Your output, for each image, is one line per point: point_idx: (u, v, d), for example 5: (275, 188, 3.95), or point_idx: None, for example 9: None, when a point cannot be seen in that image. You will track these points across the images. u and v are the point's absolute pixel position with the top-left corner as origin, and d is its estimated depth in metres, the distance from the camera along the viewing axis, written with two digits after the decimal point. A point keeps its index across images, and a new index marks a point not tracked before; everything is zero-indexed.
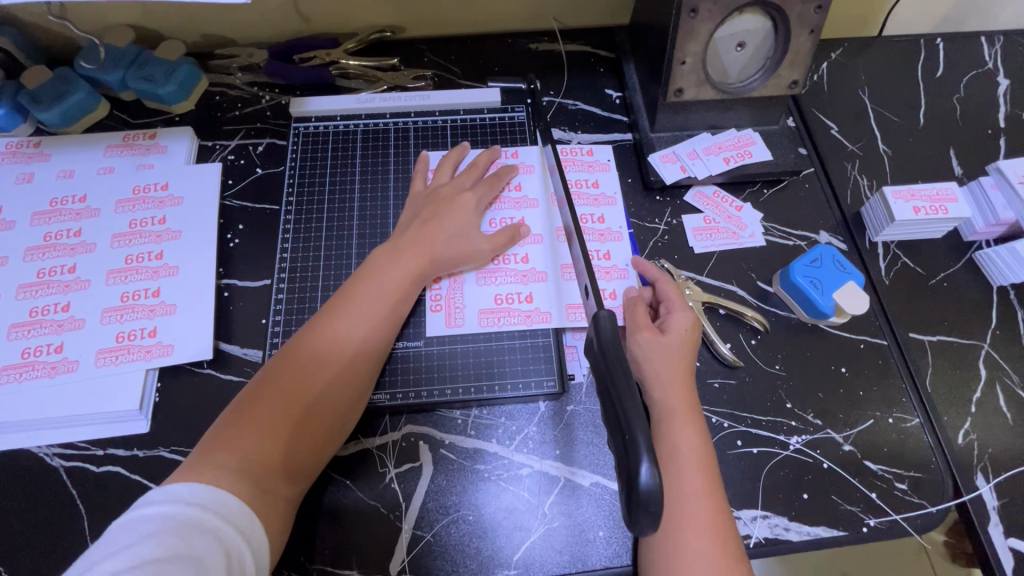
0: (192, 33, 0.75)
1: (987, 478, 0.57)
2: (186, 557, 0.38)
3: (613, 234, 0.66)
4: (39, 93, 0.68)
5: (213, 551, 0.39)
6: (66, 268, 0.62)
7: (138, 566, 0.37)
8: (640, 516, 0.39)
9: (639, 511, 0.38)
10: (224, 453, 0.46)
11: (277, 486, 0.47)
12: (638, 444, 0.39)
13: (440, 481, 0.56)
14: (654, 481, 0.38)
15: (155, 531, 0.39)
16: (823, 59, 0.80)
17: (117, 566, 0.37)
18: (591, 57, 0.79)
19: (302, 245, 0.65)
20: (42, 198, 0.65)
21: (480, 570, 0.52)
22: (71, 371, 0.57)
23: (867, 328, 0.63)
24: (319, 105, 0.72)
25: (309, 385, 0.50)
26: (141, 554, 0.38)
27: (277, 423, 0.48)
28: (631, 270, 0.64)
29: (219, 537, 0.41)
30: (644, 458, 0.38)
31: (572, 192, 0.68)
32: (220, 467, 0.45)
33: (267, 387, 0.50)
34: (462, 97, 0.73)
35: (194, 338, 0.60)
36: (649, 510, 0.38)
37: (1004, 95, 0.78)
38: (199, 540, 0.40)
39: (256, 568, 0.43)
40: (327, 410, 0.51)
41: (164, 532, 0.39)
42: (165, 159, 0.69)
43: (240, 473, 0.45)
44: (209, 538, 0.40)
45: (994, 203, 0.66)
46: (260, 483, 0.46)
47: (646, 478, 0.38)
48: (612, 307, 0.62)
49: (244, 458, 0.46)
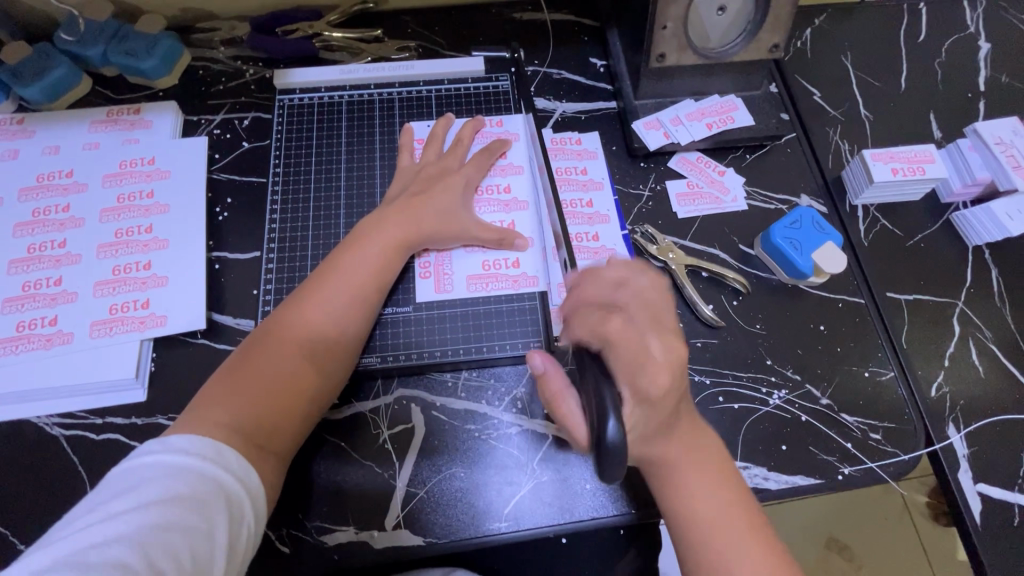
0: (172, 7, 0.74)
1: (958, 426, 0.60)
2: (189, 501, 0.41)
3: (595, 184, 0.69)
4: (20, 69, 0.68)
5: (214, 499, 0.42)
6: (56, 243, 0.63)
7: (144, 508, 0.39)
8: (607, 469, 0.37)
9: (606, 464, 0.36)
10: (216, 409, 0.47)
11: (269, 441, 0.49)
12: (605, 401, 0.37)
13: (433, 441, 0.58)
14: (621, 436, 0.36)
15: (155, 477, 0.41)
16: (806, 25, 0.80)
17: (119, 507, 0.39)
18: (575, 27, 0.79)
19: (291, 216, 0.66)
20: (29, 174, 0.66)
21: (471, 524, 0.54)
22: (66, 343, 0.58)
23: (846, 287, 0.65)
24: (303, 76, 0.72)
25: (295, 350, 0.52)
26: (146, 496, 0.40)
27: (264, 384, 0.50)
28: (613, 217, 0.67)
29: (221, 485, 0.43)
30: (611, 414, 0.37)
31: (553, 147, 0.70)
32: (213, 421, 0.46)
33: (257, 349, 0.52)
34: (446, 66, 0.73)
35: (187, 310, 0.61)
36: (620, 463, 0.36)
37: (985, 59, 0.79)
38: (202, 487, 0.42)
39: (256, 515, 0.45)
40: (311, 376, 0.52)
41: (165, 477, 0.41)
42: (151, 134, 0.69)
43: (233, 427, 0.47)
44: (210, 487, 0.42)
45: (971, 165, 0.68)
46: (253, 438, 0.48)
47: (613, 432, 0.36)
48: (596, 247, 0.65)
49: (236, 414, 0.48)
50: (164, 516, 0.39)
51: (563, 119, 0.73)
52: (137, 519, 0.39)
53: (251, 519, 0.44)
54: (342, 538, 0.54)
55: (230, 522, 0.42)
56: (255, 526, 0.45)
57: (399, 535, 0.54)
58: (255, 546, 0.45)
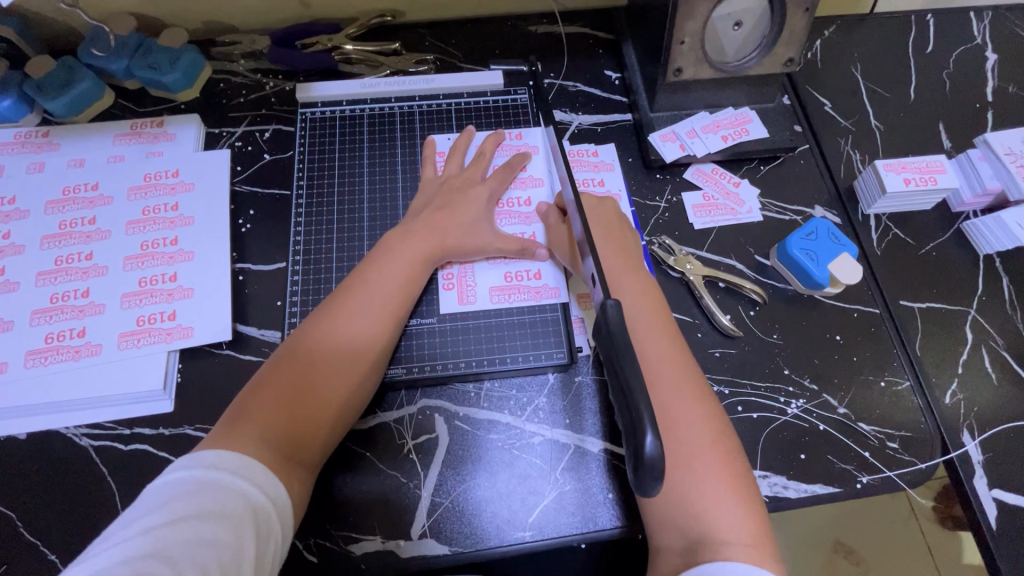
0: (193, 20, 0.75)
1: (973, 435, 0.61)
2: (218, 516, 0.41)
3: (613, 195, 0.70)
4: (45, 82, 0.69)
5: (243, 513, 0.42)
6: (83, 255, 0.63)
7: (174, 523, 0.40)
8: (644, 482, 0.38)
9: (643, 478, 0.37)
10: (249, 423, 0.48)
11: (299, 455, 0.50)
12: (641, 415, 0.38)
13: (458, 451, 0.58)
14: (659, 451, 0.37)
15: (187, 492, 0.42)
16: (816, 37, 0.82)
17: (152, 522, 0.40)
18: (589, 39, 0.80)
19: (315, 228, 0.67)
20: (55, 187, 0.67)
21: (496, 532, 0.55)
22: (94, 354, 0.59)
23: (860, 297, 0.66)
24: (325, 90, 0.73)
25: (326, 366, 0.53)
26: (178, 512, 0.40)
27: (295, 396, 0.51)
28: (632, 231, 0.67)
29: (248, 500, 0.44)
30: (648, 429, 0.37)
31: (572, 159, 0.71)
32: (246, 436, 0.47)
33: (287, 362, 0.52)
34: (466, 79, 0.74)
35: (213, 321, 0.62)
36: (658, 477, 0.37)
37: (993, 69, 0.80)
38: (232, 502, 0.42)
39: (281, 531, 0.45)
40: (340, 390, 0.53)
41: (195, 493, 0.42)
42: (174, 146, 0.70)
43: (265, 442, 0.48)
44: (238, 501, 0.43)
45: (982, 175, 0.69)
46: (283, 453, 0.48)
47: (650, 448, 0.37)
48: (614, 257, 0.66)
49: (268, 428, 0.49)
50: (196, 530, 0.40)
51: (579, 131, 0.74)
52: (170, 533, 0.39)
53: (278, 533, 0.45)
54: (369, 548, 0.55)
55: (259, 538, 0.42)
56: (281, 543, 0.45)
57: (425, 544, 0.55)
58: (281, 563, 0.45)
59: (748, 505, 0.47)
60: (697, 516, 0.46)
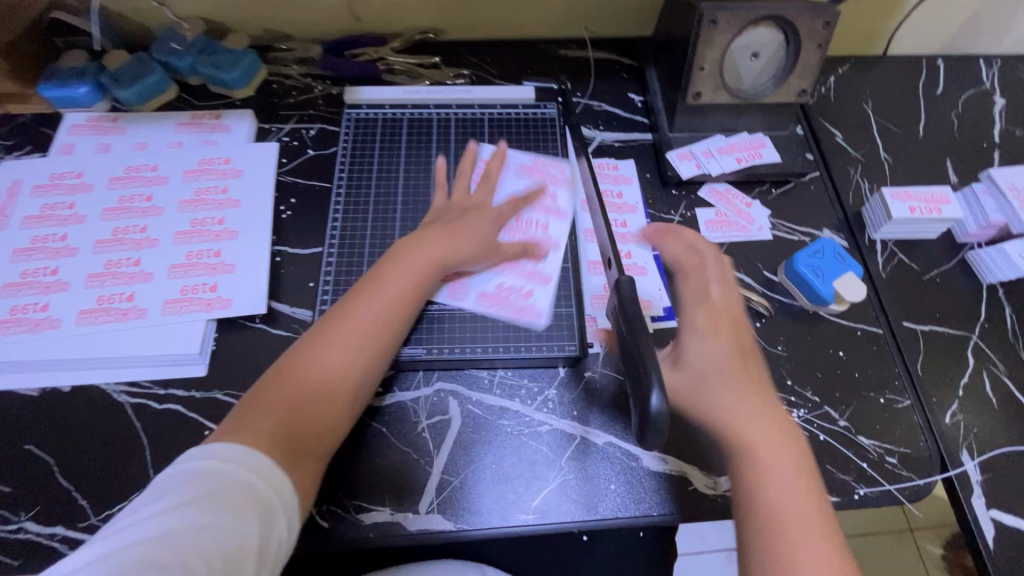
0: (255, 27, 0.83)
1: (972, 455, 0.62)
2: (219, 504, 0.42)
3: (629, 207, 0.74)
4: (119, 74, 0.76)
5: (247, 508, 0.43)
6: (138, 228, 0.69)
7: (178, 509, 0.41)
8: (649, 433, 0.48)
9: (648, 429, 0.48)
10: (260, 417, 0.49)
11: (308, 450, 0.50)
12: (649, 377, 0.48)
13: (468, 434, 0.61)
14: (663, 406, 0.47)
15: (191, 481, 0.43)
16: (830, 74, 0.87)
17: (157, 508, 0.42)
18: (616, 65, 0.86)
19: (352, 217, 0.71)
20: (119, 165, 0.73)
21: (500, 515, 0.57)
22: (139, 317, 0.64)
23: (865, 316, 0.69)
24: (370, 94, 0.79)
25: (336, 365, 0.54)
26: (182, 498, 0.42)
27: (302, 396, 0.52)
28: (644, 238, 0.72)
29: (252, 490, 0.44)
30: (654, 387, 0.48)
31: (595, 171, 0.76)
32: (254, 431, 0.48)
33: (295, 363, 0.53)
34: (499, 92, 0.80)
35: (250, 294, 0.66)
36: (658, 428, 0.47)
37: (1000, 112, 0.84)
38: (235, 491, 0.44)
39: (287, 524, 0.46)
40: (350, 388, 0.54)
41: (199, 481, 0.43)
42: (228, 137, 0.76)
43: (273, 438, 0.48)
44: (242, 493, 0.44)
45: (985, 209, 0.72)
46: (293, 449, 0.49)
47: (656, 403, 0.47)
48: (628, 265, 0.69)
49: (275, 423, 0.49)
50: (196, 517, 0.41)
51: (602, 146, 0.79)
52: (171, 520, 0.41)
53: (281, 530, 0.45)
54: (378, 518, 0.57)
55: (261, 528, 0.43)
56: (287, 534, 0.46)
57: (431, 519, 0.57)
58: (289, 555, 0.46)
59: (830, 529, 0.47)
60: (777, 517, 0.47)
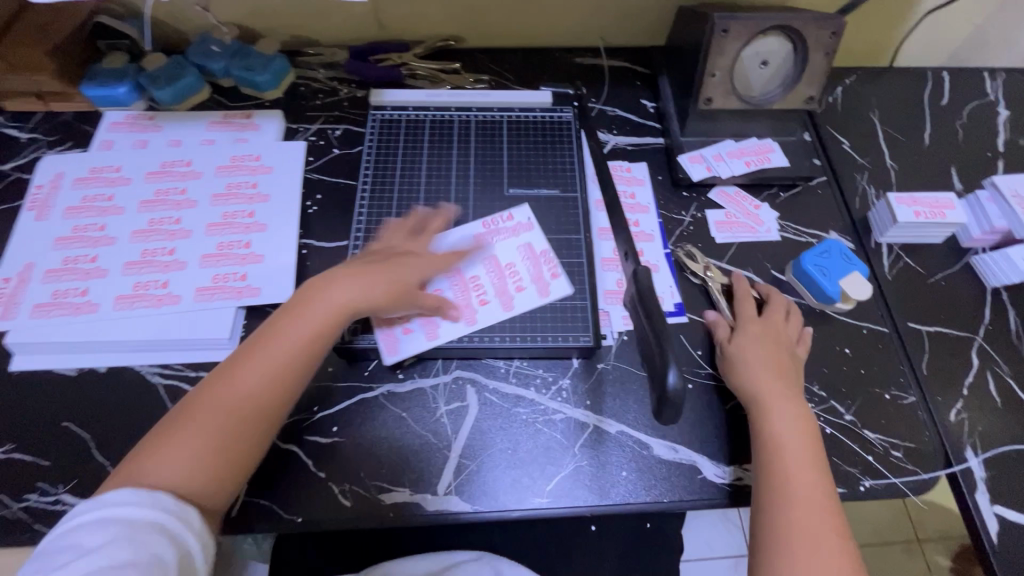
0: (286, 33, 0.87)
1: (977, 452, 0.63)
2: (122, 542, 0.43)
3: (642, 207, 0.77)
4: (157, 75, 0.81)
5: (152, 539, 0.45)
6: (173, 220, 0.72)
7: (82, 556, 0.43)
8: (665, 409, 0.53)
9: (666, 404, 0.53)
10: (163, 455, 0.50)
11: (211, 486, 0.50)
12: (666, 357, 0.53)
13: (485, 421, 0.63)
14: (678, 385, 0.52)
15: (92, 526, 0.44)
16: (837, 84, 0.89)
17: (59, 562, 0.43)
18: (629, 72, 0.89)
19: (376, 213, 0.74)
20: (156, 160, 0.77)
21: (516, 498, 0.59)
22: (173, 303, 0.67)
23: (870, 315, 0.71)
24: (394, 96, 0.83)
25: (242, 401, 0.53)
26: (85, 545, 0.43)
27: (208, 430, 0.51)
28: (656, 237, 0.74)
29: (155, 526, 0.45)
30: (671, 367, 0.53)
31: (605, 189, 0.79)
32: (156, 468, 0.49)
33: (202, 396, 0.53)
34: (517, 96, 0.83)
35: (278, 284, 0.69)
36: (674, 404, 0.53)
37: (1004, 123, 0.87)
38: (134, 528, 0.45)
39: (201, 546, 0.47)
40: (257, 419, 0.53)
41: (99, 525, 0.44)
42: (258, 135, 0.80)
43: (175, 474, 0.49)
44: (143, 530, 0.45)
45: (989, 214, 0.74)
46: (198, 484, 0.50)
47: (673, 380, 0.52)
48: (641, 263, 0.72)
49: (177, 459, 0.50)
50: (102, 558, 0.42)
51: (615, 149, 0.82)
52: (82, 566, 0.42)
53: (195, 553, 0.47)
54: (398, 498, 0.59)
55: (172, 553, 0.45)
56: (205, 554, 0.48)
57: (449, 501, 0.59)
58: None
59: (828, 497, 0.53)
60: (784, 476, 0.54)
